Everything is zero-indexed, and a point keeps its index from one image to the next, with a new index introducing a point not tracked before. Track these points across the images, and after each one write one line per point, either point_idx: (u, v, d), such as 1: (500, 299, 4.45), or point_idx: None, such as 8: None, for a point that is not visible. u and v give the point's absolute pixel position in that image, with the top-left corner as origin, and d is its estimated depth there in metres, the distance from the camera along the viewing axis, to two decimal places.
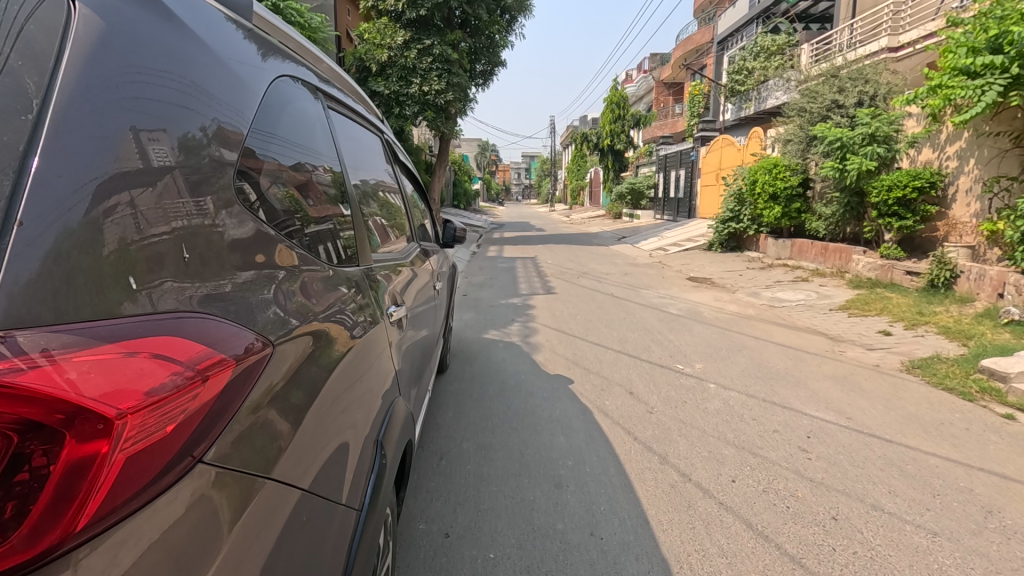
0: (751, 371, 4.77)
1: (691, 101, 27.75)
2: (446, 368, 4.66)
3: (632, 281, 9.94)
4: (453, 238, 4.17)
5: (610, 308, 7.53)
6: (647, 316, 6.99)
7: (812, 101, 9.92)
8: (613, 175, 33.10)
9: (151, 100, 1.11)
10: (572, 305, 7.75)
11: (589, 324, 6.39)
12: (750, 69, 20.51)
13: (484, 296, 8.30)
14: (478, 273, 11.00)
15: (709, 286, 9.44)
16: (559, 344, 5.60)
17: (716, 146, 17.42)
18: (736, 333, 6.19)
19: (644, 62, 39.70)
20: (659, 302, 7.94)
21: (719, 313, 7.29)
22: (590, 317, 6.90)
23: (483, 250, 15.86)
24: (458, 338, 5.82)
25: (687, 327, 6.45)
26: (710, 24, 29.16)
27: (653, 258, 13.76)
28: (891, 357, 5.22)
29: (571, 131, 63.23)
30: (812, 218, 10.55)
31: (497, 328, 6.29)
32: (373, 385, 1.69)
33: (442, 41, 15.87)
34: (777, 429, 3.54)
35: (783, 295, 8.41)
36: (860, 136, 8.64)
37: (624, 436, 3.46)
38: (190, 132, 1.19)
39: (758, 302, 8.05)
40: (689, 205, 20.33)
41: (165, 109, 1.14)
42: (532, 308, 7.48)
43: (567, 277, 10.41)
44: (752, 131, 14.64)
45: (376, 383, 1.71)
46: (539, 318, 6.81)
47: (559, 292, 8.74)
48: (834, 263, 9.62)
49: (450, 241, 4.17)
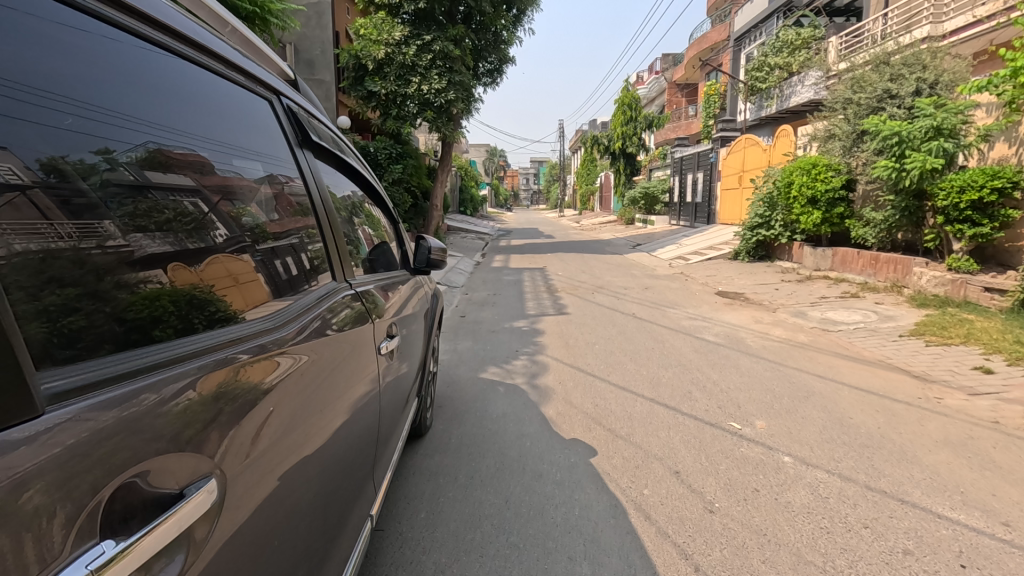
0: (833, 431, 3.58)
1: (707, 101, 26.57)
2: (427, 432, 3.54)
3: (654, 297, 8.78)
4: (430, 264, 3.04)
5: (632, 333, 6.39)
6: (677, 345, 5.81)
7: (860, 92, 8.83)
8: (625, 179, 31.91)
9: (4, 111, 0.93)
10: (587, 329, 6.61)
11: (608, 358, 5.25)
12: (773, 65, 19.18)
13: (486, 318, 7.16)
14: (482, 288, 9.87)
15: (744, 303, 8.26)
16: (572, 388, 4.43)
17: (739, 146, 16.18)
18: (792, 369, 4.98)
19: (655, 62, 38.55)
20: (690, 326, 6.74)
21: (764, 340, 6.11)
22: (610, 345, 5.74)
23: (488, 260, 14.75)
24: (448, 380, 4.67)
25: (729, 360, 5.25)
26: (724, 21, 27.96)
27: (673, 268, 12.56)
28: (1007, 408, 4.01)
29: (580, 135, 62.23)
30: (858, 224, 9.30)
31: (498, 363, 5.14)
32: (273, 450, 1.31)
33: (444, 36, 14.81)
34: (906, 548, 2.37)
35: (835, 315, 7.19)
36: (923, 130, 7.39)
37: (679, 564, 2.28)
38: (68, 157, 1.06)
39: (806, 324, 6.84)
40: (708, 210, 19.08)
41: (20, 132, 0.96)
42: (541, 334, 6.32)
43: (581, 292, 9.27)
44: (780, 129, 13.49)
45: (284, 443, 1.36)
46: (548, 349, 5.64)
47: (572, 312, 7.57)
48: (886, 276, 8.39)
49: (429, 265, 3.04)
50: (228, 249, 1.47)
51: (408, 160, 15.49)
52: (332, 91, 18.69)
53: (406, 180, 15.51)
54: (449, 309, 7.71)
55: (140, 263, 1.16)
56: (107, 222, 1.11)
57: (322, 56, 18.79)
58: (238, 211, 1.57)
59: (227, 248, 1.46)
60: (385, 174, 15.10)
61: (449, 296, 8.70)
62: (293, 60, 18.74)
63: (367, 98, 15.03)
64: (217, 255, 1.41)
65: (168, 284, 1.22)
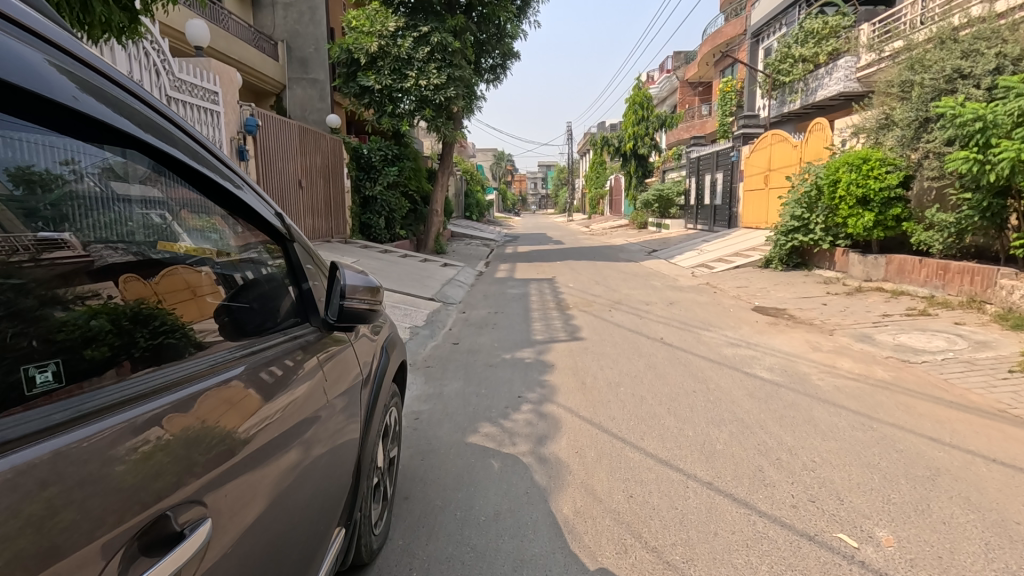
0: (1003, 552, 2.31)
1: (722, 99, 25.26)
2: (393, 535, 2.50)
3: (683, 315, 7.55)
4: (345, 313, 1.82)
5: (663, 364, 5.19)
6: (723, 385, 4.53)
7: (924, 72, 7.55)
8: (636, 181, 30.51)
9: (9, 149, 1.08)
10: (606, 358, 5.36)
11: (637, 409, 4.00)
12: (796, 56, 17.97)
13: (484, 345, 5.96)
14: (483, 303, 8.67)
15: (790, 322, 7.02)
16: (593, 466, 3.17)
17: (764, 142, 14.86)
18: (891, 427, 3.66)
19: (667, 61, 37.22)
20: (733, 355, 5.45)
21: (833, 374, 4.85)
22: (638, 386, 4.50)
23: (492, 269, 13.53)
24: (423, 446, 3.45)
25: (799, 410, 3.96)
26: (740, 16, 26.61)
27: (698, 278, 11.33)
28: None
29: (590, 137, 60.75)
30: (919, 228, 7.95)
31: (492, 417, 3.91)
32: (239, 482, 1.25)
33: (442, 27, 13.67)
34: None
35: (907, 338, 5.92)
36: (1014, 112, 6.07)
37: None
38: None
39: (877, 352, 5.53)
40: (729, 213, 17.75)
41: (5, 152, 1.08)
42: (551, 368, 5.08)
43: (596, 308, 8.08)
44: (814, 122, 12.22)
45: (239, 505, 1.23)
46: (558, 393, 4.37)
47: (587, 336, 6.31)
48: (961, 289, 7.06)
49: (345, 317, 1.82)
50: (188, 259, 1.65)
51: (404, 162, 14.24)
52: (327, 91, 17.68)
53: (403, 183, 14.27)
54: (442, 333, 6.52)
55: (99, 274, 1.39)
56: (71, 239, 1.31)
57: (316, 53, 17.79)
58: (201, 222, 1.61)
59: (188, 261, 1.64)
60: (380, 177, 13.87)
61: (445, 316, 7.52)
62: (286, 58, 17.77)
63: (360, 95, 13.94)
64: (175, 268, 1.59)
65: (120, 296, 1.41)
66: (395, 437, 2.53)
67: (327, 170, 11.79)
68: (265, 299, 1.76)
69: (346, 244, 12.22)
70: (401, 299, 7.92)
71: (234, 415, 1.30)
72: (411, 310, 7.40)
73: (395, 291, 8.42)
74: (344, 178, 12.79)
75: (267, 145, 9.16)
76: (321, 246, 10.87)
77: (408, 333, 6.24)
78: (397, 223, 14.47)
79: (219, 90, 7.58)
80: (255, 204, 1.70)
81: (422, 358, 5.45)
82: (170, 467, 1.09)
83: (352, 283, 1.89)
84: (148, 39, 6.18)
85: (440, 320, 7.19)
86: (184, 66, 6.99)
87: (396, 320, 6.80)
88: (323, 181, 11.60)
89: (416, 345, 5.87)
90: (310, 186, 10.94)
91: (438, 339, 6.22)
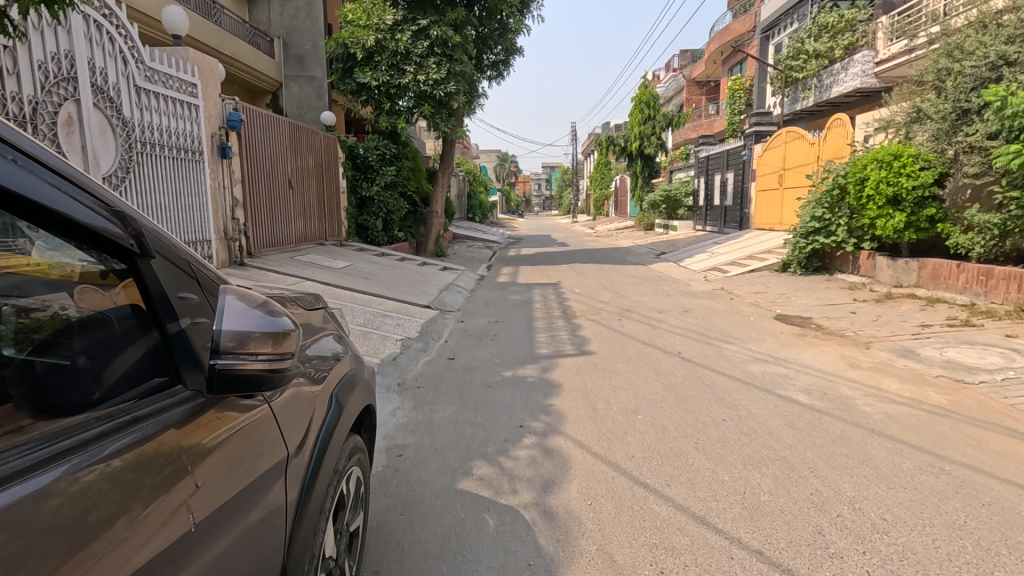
0: None
1: (731, 97, 24.61)
2: None
3: (700, 325, 6.93)
4: (219, 379, 1.24)
5: (684, 384, 4.60)
6: (758, 412, 3.91)
7: (965, 59, 6.93)
8: (642, 181, 29.83)
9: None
10: (619, 378, 4.75)
11: (659, 445, 3.39)
12: (810, 51, 17.43)
13: (483, 360, 5.35)
14: (483, 311, 8.08)
15: (819, 333, 6.40)
16: (612, 524, 2.56)
17: (779, 140, 14.23)
18: (969, 470, 3.03)
19: (673, 59, 36.58)
20: (763, 374, 4.83)
21: (880, 398, 4.23)
22: (659, 415, 3.88)
23: (494, 273, 12.94)
24: (403, 498, 2.83)
25: (852, 447, 3.34)
26: (748, 12, 25.97)
27: (711, 283, 10.72)
28: None
29: (594, 138, 60.16)
30: (956, 230, 7.34)
31: (487, 456, 3.31)
32: (200, 495, 1.16)
33: (442, 20, 13.10)
34: None
35: (955, 353, 5.29)
36: None
37: None
38: None
39: (925, 370, 4.90)
40: (740, 214, 17.12)
41: None
42: (557, 390, 4.47)
43: (604, 316, 7.50)
44: (833, 118, 11.61)
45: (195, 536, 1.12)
46: (565, 423, 3.76)
47: (597, 350, 5.70)
48: (1007, 297, 6.43)
49: (217, 384, 1.24)
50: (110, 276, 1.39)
51: (402, 161, 13.61)
52: (324, 89, 17.15)
53: (401, 183, 13.68)
54: (437, 347, 5.92)
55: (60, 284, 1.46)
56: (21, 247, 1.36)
57: (313, 50, 17.27)
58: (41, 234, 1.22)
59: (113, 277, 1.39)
60: (377, 177, 13.26)
61: (442, 326, 6.91)
62: (282, 55, 17.26)
63: (357, 92, 13.39)
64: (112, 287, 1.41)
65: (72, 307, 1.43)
66: (357, 503, 1.97)
67: (321, 169, 11.21)
68: (103, 349, 1.32)
69: (340, 247, 11.64)
70: (395, 308, 7.33)
71: (198, 437, 1.22)
72: (405, 320, 6.80)
73: (390, 297, 7.83)
74: (338, 177, 12.20)
75: (254, 143, 8.59)
76: (313, 250, 10.29)
77: (399, 347, 5.65)
78: (395, 225, 13.90)
79: (198, 82, 7.03)
80: (39, 185, 1.05)
81: (414, 378, 4.85)
82: (113, 496, 0.99)
83: (228, 331, 1.27)
84: (113, 23, 5.65)
85: (436, 331, 6.60)
86: (157, 54, 6.46)
87: (387, 331, 6.20)
88: (317, 181, 11.02)
89: (407, 361, 5.28)
90: (302, 186, 10.37)
91: (432, 354, 5.62)
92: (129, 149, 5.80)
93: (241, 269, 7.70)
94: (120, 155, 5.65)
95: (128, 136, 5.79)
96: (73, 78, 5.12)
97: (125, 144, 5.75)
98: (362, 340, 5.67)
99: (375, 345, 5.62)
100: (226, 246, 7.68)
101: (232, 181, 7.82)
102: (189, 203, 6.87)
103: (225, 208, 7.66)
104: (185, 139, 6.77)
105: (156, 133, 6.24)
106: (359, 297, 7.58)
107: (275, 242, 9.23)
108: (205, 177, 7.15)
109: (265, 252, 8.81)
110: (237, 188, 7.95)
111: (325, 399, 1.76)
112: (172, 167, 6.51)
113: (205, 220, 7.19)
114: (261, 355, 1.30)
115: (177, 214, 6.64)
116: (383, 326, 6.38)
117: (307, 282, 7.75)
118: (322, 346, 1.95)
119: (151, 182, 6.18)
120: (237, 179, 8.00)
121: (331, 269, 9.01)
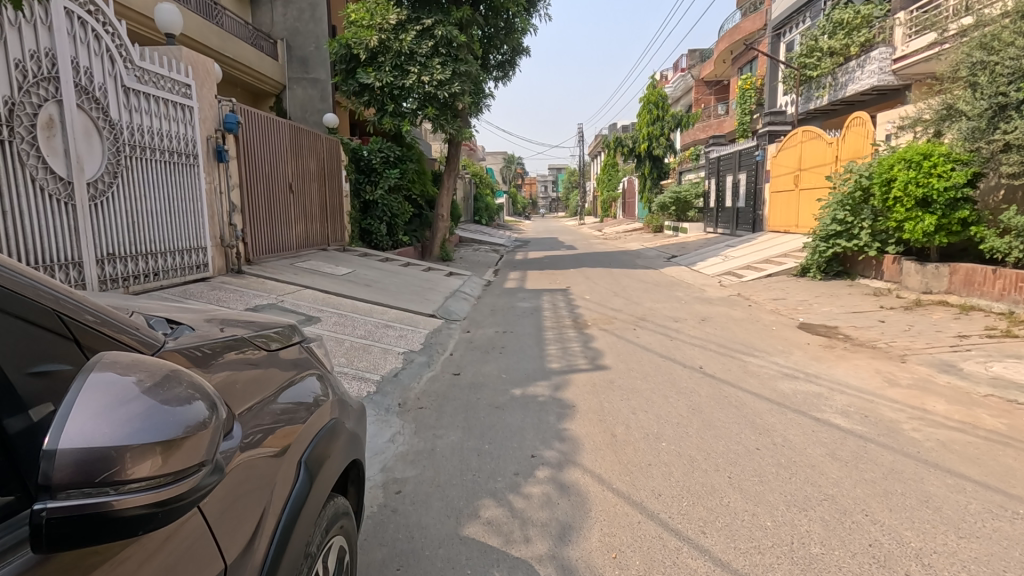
0: None
1: (741, 96, 24.17)
2: None
3: (719, 336, 6.56)
4: (51, 533, 0.83)
5: (708, 404, 4.24)
6: (794, 440, 3.53)
7: (1002, 53, 6.53)
8: (651, 183, 29.42)
9: None
10: (637, 397, 4.38)
11: (688, 481, 3.02)
12: (824, 49, 17.02)
13: (490, 377, 4.99)
14: (489, 320, 7.73)
15: (848, 344, 6.01)
16: None
17: (794, 140, 13.81)
18: None
19: (682, 59, 36.14)
20: (794, 393, 4.44)
21: (927, 421, 3.84)
22: (685, 444, 3.50)
23: (501, 278, 12.59)
24: (401, 547, 2.49)
25: (907, 485, 2.95)
26: (758, 11, 25.51)
27: (726, 288, 10.33)
28: None
29: (600, 139, 59.78)
30: (991, 234, 6.92)
31: (496, 493, 2.96)
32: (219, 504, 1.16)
33: (446, 20, 12.77)
34: None
35: (1001, 368, 4.88)
36: None
37: None
38: None
39: (972, 388, 4.49)
40: (752, 216, 16.71)
41: None
42: (571, 412, 4.10)
43: (617, 326, 7.15)
44: (851, 116, 11.20)
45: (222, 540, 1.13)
46: (582, 453, 3.39)
47: (612, 365, 5.33)
48: None
49: (47, 541, 0.83)
50: None
51: (406, 163, 13.35)
52: (328, 91, 16.91)
53: (406, 186, 13.38)
54: (442, 361, 5.57)
55: None
56: None
57: (317, 52, 17.03)
58: None
59: None
60: (381, 180, 12.96)
61: (447, 337, 6.57)
62: (286, 58, 17.04)
63: (360, 94, 13.12)
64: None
65: None
66: None
67: (323, 172, 10.91)
68: None
69: (344, 252, 11.34)
70: (398, 318, 6.99)
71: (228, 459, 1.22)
72: (408, 331, 6.46)
73: (392, 306, 7.49)
74: (342, 181, 11.91)
75: (252, 146, 8.29)
76: (315, 256, 9.98)
77: (401, 362, 5.30)
78: (400, 229, 13.61)
79: (192, 82, 6.73)
80: None
81: (417, 397, 4.51)
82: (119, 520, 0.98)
83: (67, 453, 0.85)
84: (99, 19, 5.37)
85: (441, 343, 6.25)
86: (149, 53, 6.17)
87: (389, 344, 5.86)
88: (319, 185, 10.72)
89: (410, 378, 4.94)
90: (304, 190, 10.07)
91: (437, 369, 5.27)
92: (117, 152, 5.51)
93: (239, 276, 7.39)
94: (107, 158, 5.37)
95: (116, 138, 5.50)
96: (54, 76, 4.85)
97: (113, 146, 5.46)
98: (361, 354, 5.34)
99: (376, 359, 5.28)
100: (223, 253, 7.37)
101: (229, 185, 7.51)
102: (183, 208, 6.56)
103: (222, 214, 7.35)
104: (178, 141, 6.47)
105: (147, 135, 5.95)
106: (360, 306, 7.25)
107: (275, 248, 8.95)
108: (200, 181, 6.85)
109: (265, 259, 8.51)
110: (234, 193, 7.65)
111: (290, 468, 1.41)
112: (164, 171, 6.21)
113: (200, 226, 6.88)
114: (140, 481, 0.89)
115: (171, 219, 6.34)
116: (384, 338, 6.05)
117: (306, 290, 7.44)
118: (294, 394, 1.59)
119: (142, 186, 5.88)
120: (235, 184, 7.70)
121: (333, 276, 8.69)
